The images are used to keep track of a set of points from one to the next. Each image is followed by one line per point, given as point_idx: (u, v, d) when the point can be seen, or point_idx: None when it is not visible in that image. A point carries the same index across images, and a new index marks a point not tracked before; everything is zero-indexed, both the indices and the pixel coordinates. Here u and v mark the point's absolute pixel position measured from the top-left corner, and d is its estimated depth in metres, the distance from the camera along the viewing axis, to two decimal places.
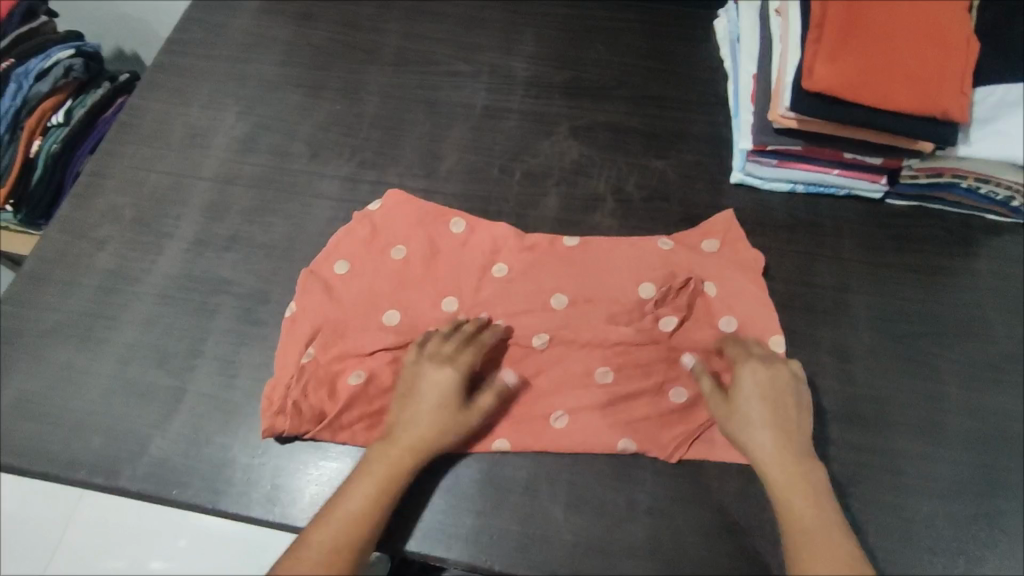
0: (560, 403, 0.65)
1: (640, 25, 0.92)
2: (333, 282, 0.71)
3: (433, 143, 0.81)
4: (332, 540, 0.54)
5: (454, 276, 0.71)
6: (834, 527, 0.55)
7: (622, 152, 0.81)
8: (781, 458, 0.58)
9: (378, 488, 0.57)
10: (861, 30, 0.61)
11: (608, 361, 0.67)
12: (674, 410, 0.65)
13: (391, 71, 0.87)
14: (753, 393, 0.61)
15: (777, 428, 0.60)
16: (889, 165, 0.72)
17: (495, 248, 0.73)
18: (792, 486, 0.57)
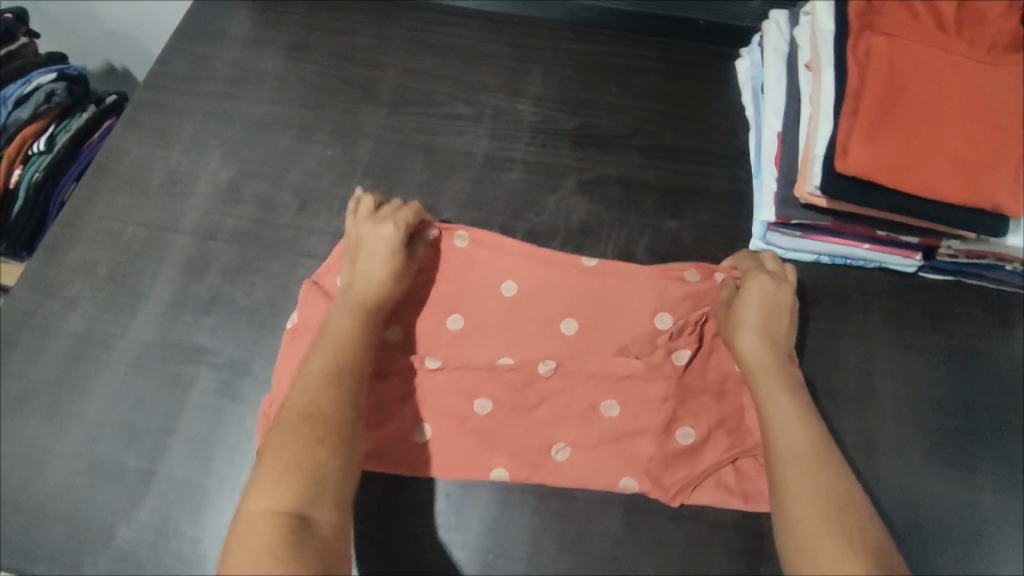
0: (562, 435, 0.62)
1: (657, 63, 0.85)
2: (334, 293, 0.68)
3: (430, 196, 0.76)
4: (322, 381, 0.55)
5: (458, 291, 0.67)
6: (817, 434, 0.55)
7: (633, 210, 0.75)
8: (771, 361, 0.59)
9: (345, 350, 0.58)
10: (904, 107, 0.55)
11: (614, 394, 0.64)
12: (679, 453, 0.62)
13: (387, 113, 0.81)
14: (752, 301, 0.61)
15: (765, 328, 0.60)
16: (925, 243, 0.64)
17: (503, 262, 0.68)
18: (776, 385, 0.57)
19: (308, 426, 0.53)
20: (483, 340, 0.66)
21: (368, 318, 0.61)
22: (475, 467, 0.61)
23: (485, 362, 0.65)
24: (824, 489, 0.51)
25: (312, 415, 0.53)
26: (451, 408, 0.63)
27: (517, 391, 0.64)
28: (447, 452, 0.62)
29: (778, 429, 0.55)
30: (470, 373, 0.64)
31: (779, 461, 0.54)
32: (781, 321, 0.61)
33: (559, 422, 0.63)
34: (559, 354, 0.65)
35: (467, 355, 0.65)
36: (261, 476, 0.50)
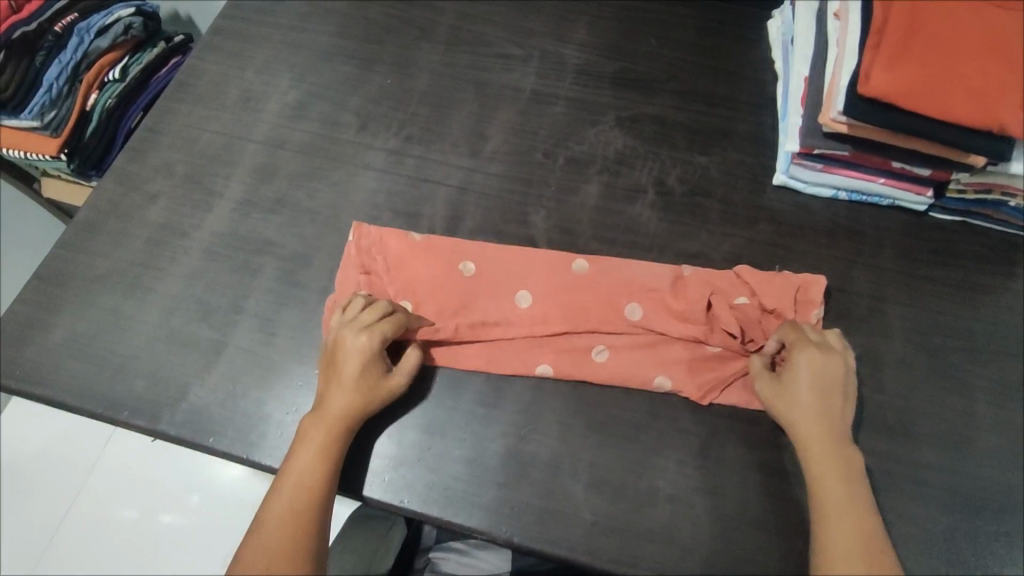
0: (602, 338, 0.68)
1: (694, 21, 0.91)
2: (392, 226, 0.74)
3: (480, 123, 0.82)
4: (313, 471, 0.59)
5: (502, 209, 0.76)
6: (865, 505, 0.57)
7: (666, 145, 0.81)
8: (831, 437, 0.60)
9: (322, 448, 0.60)
10: (922, 37, 0.61)
11: (645, 310, 0.69)
12: (709, 358, 0.67)
13: (442, 50, 0.88)
14: (804, 380, 0.62)
15: (829, 401, 0.61)
16: (936, 177, 0.71)
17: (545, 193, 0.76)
18: (833, 460, 0.59)
19: (290, 512, 0.57)
20: (531, 259, 0.72)
21: (349, 427, 0.61)
22: (522, 357, 0.67)
23: (533, 274, 0.71)
24: (870, 561, 0.54)
25: (301, 498, 0.58)
26: (499, 309, 0.69)
27: (560, 300, 0.70)
28: (495, 346, 0.68)
29: (829, 497, 0.58)
30: (517, 280, 0.71)
31: (824, 523, 0.57)
32: (841, 398, 0.61)
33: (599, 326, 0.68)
34: (598, 270, 0.72)
35: (514, 266, 0.72)
36: (254, 545, 0.56)
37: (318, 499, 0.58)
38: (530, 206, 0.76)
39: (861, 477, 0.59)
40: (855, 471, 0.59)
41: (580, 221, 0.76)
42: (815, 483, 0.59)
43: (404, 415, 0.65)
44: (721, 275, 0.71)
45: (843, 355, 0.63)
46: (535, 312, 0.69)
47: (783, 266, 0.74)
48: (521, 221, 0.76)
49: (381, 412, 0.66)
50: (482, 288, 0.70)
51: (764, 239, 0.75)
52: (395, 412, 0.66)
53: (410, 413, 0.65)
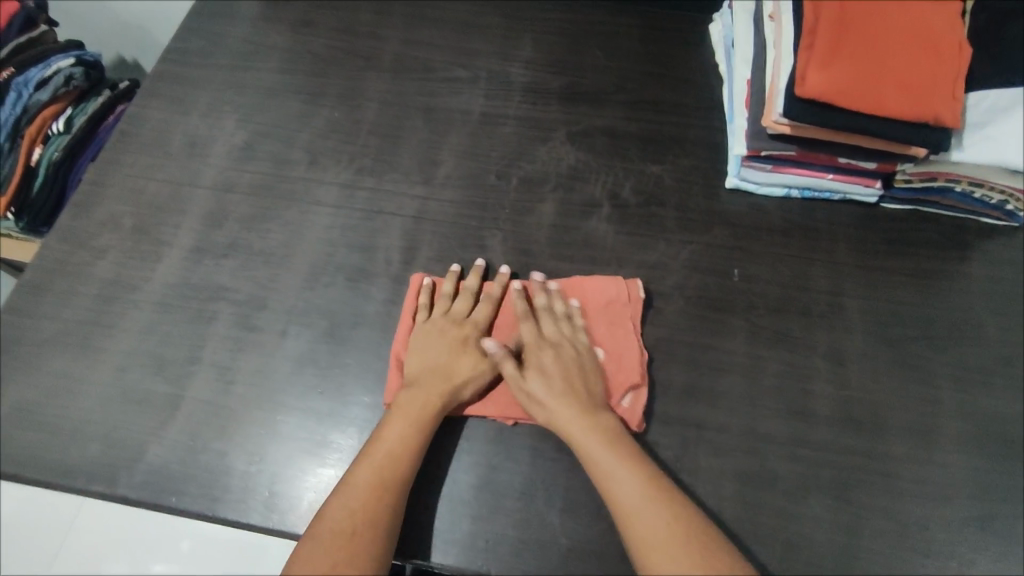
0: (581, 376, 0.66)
1: (637, 30, 0.92)
2: (350, 266, 0.74)
3: (431, 149, 0.81)
4: (371, 475, 0.57)
5: (457, 235, 0.75)
6: (659, 487, 0.56)
7: (618, 156, 0.81)
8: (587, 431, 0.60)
9: (380, 464, 0.58)
10: (854, 34, 0.62)
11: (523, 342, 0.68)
12: None
13: (388, 78, 0.87)
14: (549, 369, 0.63)
15: (569, 389, 0.62)
16: (883, 170, 0.71)
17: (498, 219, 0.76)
18: (599, 442, 0.59)
19: (370, 492, 0.56)
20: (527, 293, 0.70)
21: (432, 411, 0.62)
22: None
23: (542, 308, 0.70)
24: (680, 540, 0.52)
25: (359, 500, 0.55)
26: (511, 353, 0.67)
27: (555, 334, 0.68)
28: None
29: (620, 483, 0.56)
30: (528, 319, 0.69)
31: (628, 508, 0.55)
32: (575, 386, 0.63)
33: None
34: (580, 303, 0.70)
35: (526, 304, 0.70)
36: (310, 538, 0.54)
37: (384, 489, 0.57)
38: (487, 228, 0.76)
39: (642, 460, 0.58)
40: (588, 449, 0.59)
41: (537, 240, 0.75)
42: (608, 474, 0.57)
43: None
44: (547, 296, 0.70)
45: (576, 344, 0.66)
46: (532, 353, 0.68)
47: (743, 268, 0.74)
48: (478, 246, 0.75)
49: (348, 452, 0.64)
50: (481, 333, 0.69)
51: (721, 243, 0.75)
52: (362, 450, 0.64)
53: None
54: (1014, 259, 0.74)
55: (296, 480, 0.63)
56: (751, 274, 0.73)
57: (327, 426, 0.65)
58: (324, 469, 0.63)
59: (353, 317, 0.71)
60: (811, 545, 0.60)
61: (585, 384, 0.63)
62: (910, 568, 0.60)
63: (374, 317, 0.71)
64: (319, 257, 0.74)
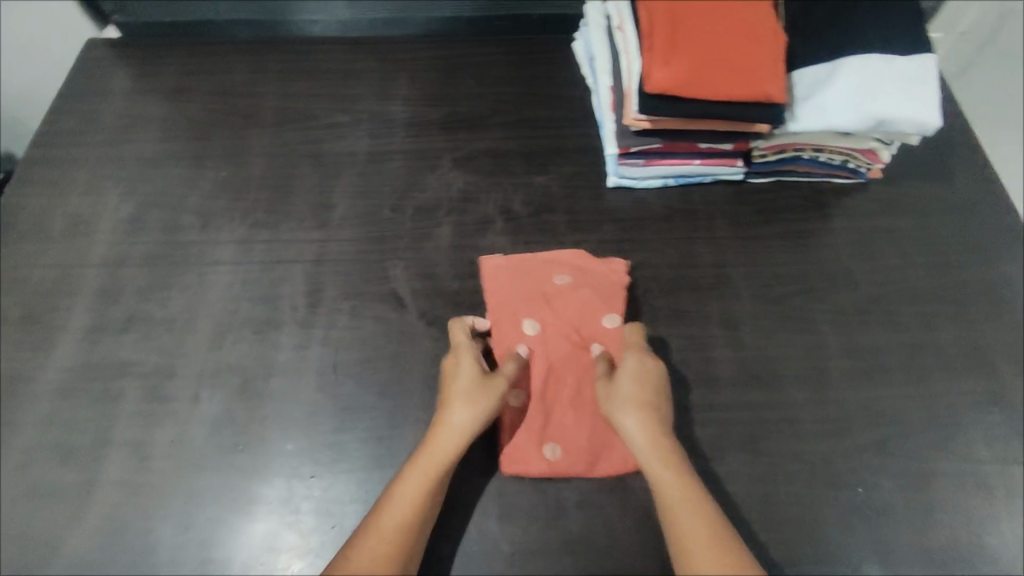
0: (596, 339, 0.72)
1: (505, 57, 0.98)
2: (256, 319, 0.73)
3: (322, 194, 0.83)
4: (396, 522, 0.56)
5: (361, 271, 0.77)
6: (722, 534, 0.54)
7: (505, 174, 0.85)
8: (658, 456, 0.58)
9: (393, 533, 0.55)
10: (684, 32, 0.68)
11: (541, 335, 0.71)
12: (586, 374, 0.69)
13: (271, 132, 0.89)
14: (626, 373, 0.62)
15: (646, 411, 0.60)
16: (740, 148, 0.77)
17: (399, 250, 0.78)
18: (661, 461, 0.58)
19: (381, 554, 0.54)
20: (512, 306, 0.72)
21: (447, 464, 0.59)
22: (525, 449, 0.65)
23: (533, 308, 0.72)
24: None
25: None
26: (538, 361, 0.70)
27: (564, 323, 0.72)
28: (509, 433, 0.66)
29: (672, 507, 0.56)
30: (523, 325, 0.71)
31: (682, 554, 0.54)
32: (655, 414, 0.60)
33: (563, 345, 0.71)
34: (567, 287, 0.74)
35: (515, 313, 0.72)
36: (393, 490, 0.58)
37: (402, 548, 0.55)
38: (388, 260, 0.77)
39: (709, 500, 0.56)
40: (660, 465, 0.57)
41: (439, 263, 0.77)
42: (665, 513, 0.56)
43: (302, 499, 0.64)
44: (531, 297, 0.73)
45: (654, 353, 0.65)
46: (544, 347, 0.70)
47: (635, 258, 0.79)
48: (382, 278, 0.76)
49: (281, 502, 0.64)
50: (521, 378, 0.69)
51: (611, 238, 0.80)
52: (293, 498, 0.64)
53: (309, 495, 0.64)
54: (868, 209, 0.82)
55: (229, 541, 0.62)
56: (643, 262, 0.78)
57: (253, 481, 0.64)
58: (257, 524, 0.62)
59: (266, 368, 0.70)
60: (732, 500, 0.65)
61: (660, 398, 0.62)
62: (823, 501, 0.65)
63: (287, 365, 0.71)
64: (223, 315, 0.74)
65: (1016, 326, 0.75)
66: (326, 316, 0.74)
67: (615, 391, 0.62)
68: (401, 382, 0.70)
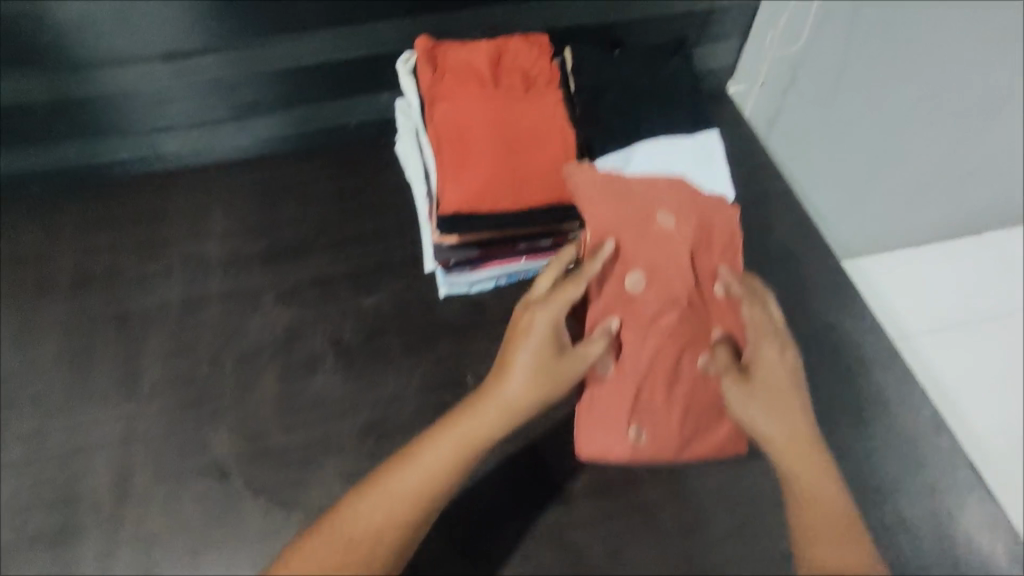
0: (711, 306, 0.67)
1: (327, 170, 0.94)
2: (56, 529, 0.65)
3: (129, 360, 0.75)
4: (425, 477, 0.57)
5: (174, 446, 0.69)
6: (869, 553, 0.55)
7: (332, 302, 0.80)
8: (795, 452, 0.58)
9: (416, 486, 0.57)
10: (470, 146, 0.68)
11: (644, 288, 0.65)
12: (693, 338, 0.66)
13: (69, 299, 0.80)
14: (773, 372, 0.61)
15: (789, 415, 0.59)
16: (559, 240, 0.74)
17: (217, 413, 0.71)
18: (814, 472, 0.58)
19: (404, 507, 0.56)
20: (618, 220, 0.65)
21: (493, 428, 0.59)
22: (608, 422, 0.65)
23: (647, 254, 0.65)
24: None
25: (371, 515, 0.56)
26: (635, 316, 0.65)
27: (677, 286, 0.65)
28: (593, 411, 0.65)
29: (814, 526, 0.56)
30: (625, 267, 0.65)
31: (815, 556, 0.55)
32: (809, 441, 0.59)
33: (671, 304, 0.65)
34: (681, 231, 0.66)
35: (621, 235, 0.65)
36: (416, 444, 0.59)
37: (421, 501, 0.57)
38: (207, 426, 0.70)
39: (857, 518, 0.57)
40: (817, 483, 0.58)
41: (265, 419, 0.71)
42: (807, 526, 0.57)
43: None
44: (644, 230, 0.66)
45: (795, 355, 0.63)
46: (648, 300, 0.65)
47: (475, 370, 0.76)
48: (201, 449, 0.69)
49: None
50: (651, 318, 0.65)
51: (450, 354, 0.76)
52: None
53: None
54: None
55: None
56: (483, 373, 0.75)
57: None
58: None
59: None
60: None
61: (800, 397, 0.61)
62: None
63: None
64: (14, 531, 0.65)
65: (850, 372, 0.76)
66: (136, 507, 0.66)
67: (753, 392, 0.60)
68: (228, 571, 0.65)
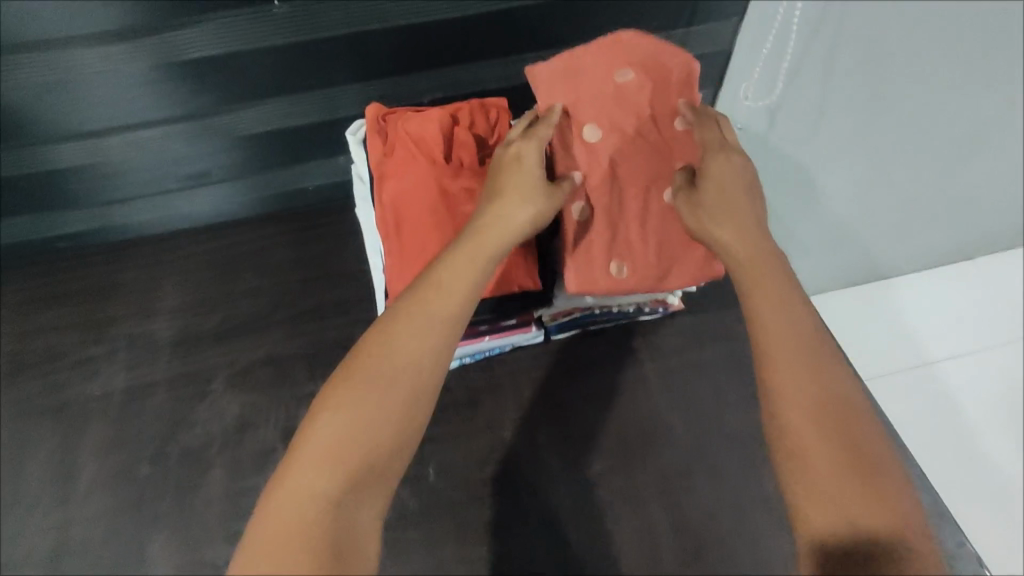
0: (677, 152, 0.60)
1: (286, 237, 0.89)
2: None
3: (66, 457, 0.70)
4: (438, 301, 0.46)
5: (109, 557, 0.65)
6: (822, 352, 0.43)
7: (286, 386, 0.75)
8: (759, 259, 0.48)
9: (423, 337, 0.45)
10: (419, 234, 0.65)
11: (603, 134, 0.59)
12: (657, 150, 0.60)
13: (5, 388, 0.75)
14: (719, 182, 0.52)
15: (738, 223, 0.50)
16: (525, 319, 0.70)
17: (158, 517, 0.66)
18: (798, 303, 0.45)
19: (409, 349, 0.44)
20: (589, 115, 0.59)
21: (497, 251, 0.50)
22: (592, 271, 0.59)
23: (603, 109, 0.59)
24: (845, 448, 0.39)
25: (376, 381, 0.43)
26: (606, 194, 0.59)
27: (628, 127, 0.59)
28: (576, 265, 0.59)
29: (834, 403, 0.41)
30: (579, 114, 0.59)
31: (813, 474, 0.39)
32: (737, 194, 0.52)
33: (629, 152, 0.59)
34: (642, 81, 0.60)
35: (585, 109, 0.59)
36: (434, 275, 0.48)
37: (431, 353, 0.45)
38: (147, 532, 0.66)
39: (806, 305, 0.45)
40: (822, 352, 0.43)
41: (210, 524, 0.66)
42: (800, 402, 0.41)
43: None
44: (618, 121, 0.59)
45: (723, 132, 0.57)
46: (604, 140, 0.59)
47: (438, 459, 0.71)
48: (139, 558, 0.65)
49: None
50: (611, 171, 0.59)
51: None
52: None
53: None
54: (678, 343, 0.79)
55: None
56: (446, 465, 0.70)
57: None
58: None
59: None
60: None
61: (753, 211, 0.51)
62: None
63: None
64: None
65: None
66: None
67: (699, 203, 0.52)
68: None
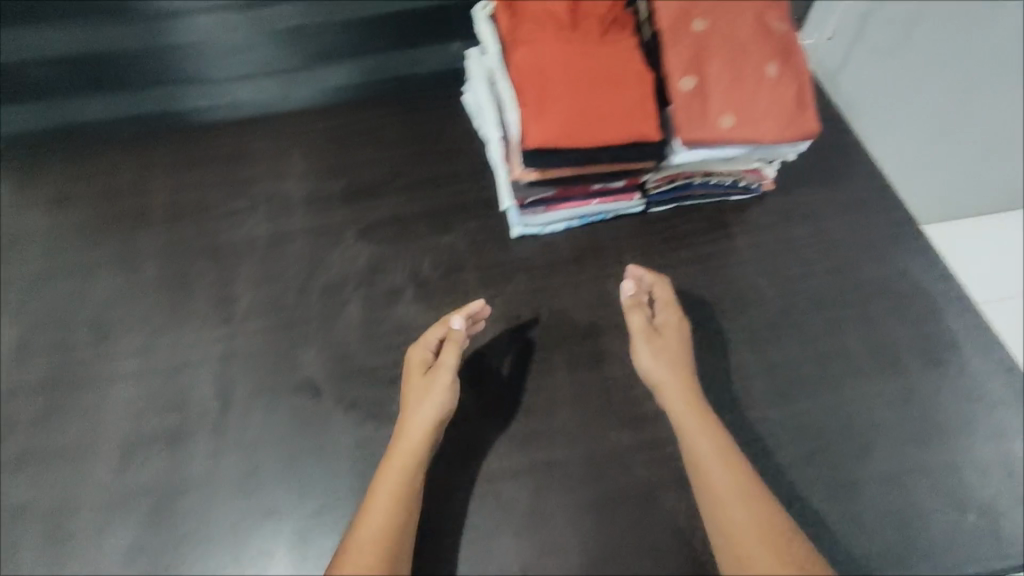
0: (774, 42, 0.74)
1: (400, 115, 0.96)
2: (165, 433, 0.72)
3: (224, 287, 0.81)
4: (429, 392, 0.67)
5: (269, 364, 0.75)
6: (746, 471, 0.61)
7: (410, 239, 0.84)
8: (679, 388, 0.66)
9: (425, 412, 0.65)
10: (554, 85, 0.70)
11: (710, 24, 0.74)
12: (755, 38, 0.74)
13: (163, 231, 0.85)
14: (666, 342, 0.70)
15: (676, 364, 0.68)
16: (632, 182, 0.78)
17: (308, 337, 0.77)
18: (716, 431, 0.64)
19: (420, 426, 0.65)
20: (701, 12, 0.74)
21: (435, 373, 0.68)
22: (702, 119, 0.71)
23: (711, 9, 0.74)
24: (764, 530, 0.56)
25: (406, 437, 0.64)
26: (719, 65, 0.72)
27: (735, 22, 0.74)
28: (688, 113, 0.71)
29: (729, 501, 0.58)
30: (690, 11, 0.74)
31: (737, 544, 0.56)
32: (684, 367, 0.69)
33: (736, 37, 0.73)
34: None
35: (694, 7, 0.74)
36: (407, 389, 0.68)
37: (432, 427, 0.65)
38: (299, 347, 0.76)
39: (739, 457, 0.62)
40: (742, 476, 0.60)
41: (351, 345, 0.76)
42: (715, 503, 0.59)
43: None
44: (725, 19, 0.74)
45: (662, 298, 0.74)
46: (714, 28, 0.73)
47: (549, 305, 0.80)
48: (294, 367, 0.75)
49: None
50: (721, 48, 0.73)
51: (523, 289, 0.80)
52: None
53: None
54: (769, 221, 0.84)
55: None
56: (557, 310, 0.79)
57: None
58: None
59: (180, 483, 0.70)
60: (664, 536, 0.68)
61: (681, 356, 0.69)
62: None
63: (199, 476, 0.70)
64: (128, 432, 0.72)
65: (914, 320, 0.79)
66: (239, 416, 0.73)
67: (654, 337, 0.70)
68: (319, 478, 0.70)
